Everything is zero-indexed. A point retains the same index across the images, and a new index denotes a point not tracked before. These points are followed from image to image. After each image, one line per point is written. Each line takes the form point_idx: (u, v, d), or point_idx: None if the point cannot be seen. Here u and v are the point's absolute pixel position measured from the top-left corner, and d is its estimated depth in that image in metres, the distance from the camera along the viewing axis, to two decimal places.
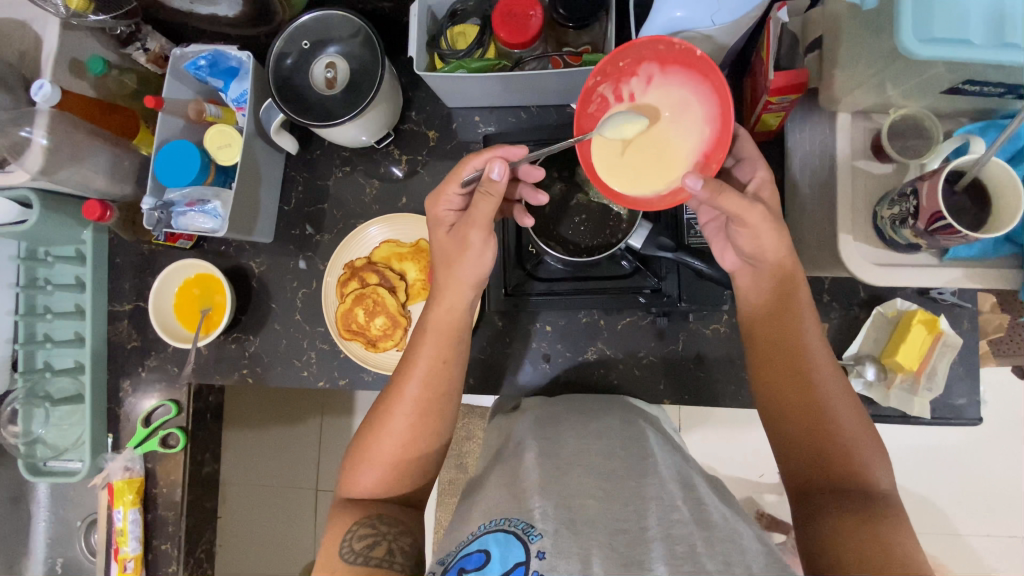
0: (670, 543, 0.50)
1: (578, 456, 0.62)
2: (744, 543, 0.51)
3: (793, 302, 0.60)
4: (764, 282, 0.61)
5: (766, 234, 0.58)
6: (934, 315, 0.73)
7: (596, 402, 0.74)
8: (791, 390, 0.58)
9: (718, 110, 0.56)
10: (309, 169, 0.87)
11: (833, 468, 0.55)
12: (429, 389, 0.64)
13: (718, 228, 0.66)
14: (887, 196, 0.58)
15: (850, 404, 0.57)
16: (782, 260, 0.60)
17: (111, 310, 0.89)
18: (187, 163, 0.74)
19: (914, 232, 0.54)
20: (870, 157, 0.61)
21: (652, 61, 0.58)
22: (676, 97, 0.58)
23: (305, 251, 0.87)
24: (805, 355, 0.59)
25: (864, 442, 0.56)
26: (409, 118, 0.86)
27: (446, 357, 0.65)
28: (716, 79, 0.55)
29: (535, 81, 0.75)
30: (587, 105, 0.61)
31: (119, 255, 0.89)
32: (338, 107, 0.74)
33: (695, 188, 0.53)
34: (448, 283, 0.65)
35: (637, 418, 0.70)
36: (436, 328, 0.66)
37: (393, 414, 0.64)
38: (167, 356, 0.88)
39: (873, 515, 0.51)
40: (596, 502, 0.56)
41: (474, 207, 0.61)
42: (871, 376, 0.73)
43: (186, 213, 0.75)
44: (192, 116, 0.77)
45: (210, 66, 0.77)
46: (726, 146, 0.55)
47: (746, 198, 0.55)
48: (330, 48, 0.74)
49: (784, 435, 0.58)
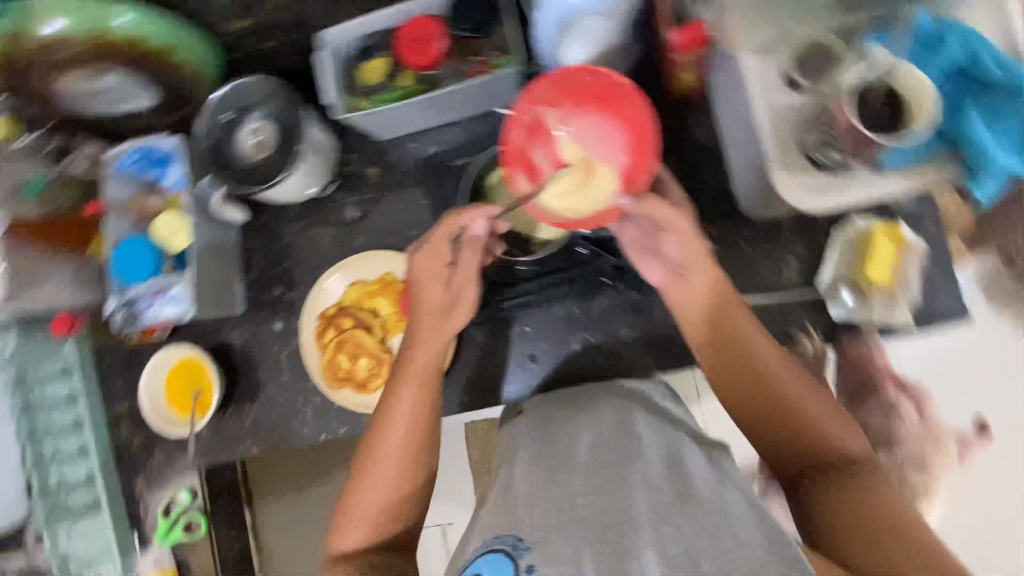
0: (658, 525, 0.48)
1: (569, 453, 0.58)
2: (732, 510, 0.48)
3: (724, 306, 0.60)
4: (698, 298, 0.60)
5: (692, 248, 0.59)
6: (895, 224, 0.72)
7: (587, 395, 0.69)
8: (755, 396, 0.57)
9: (634, 140, 0.59)
10: (264, 233, 0.89)
11: (814, 452, 0.55)
12: (415, 433, 0.64)
13: (640, 245, 0.63)
14: (809, 122, 0.59)
15: (808, 386, 0.57)
16: (709, 272, 0.59)
17: (110, 414, 0.91)
18: (140, 258, 0.76)
19: (841, 154, 0.57)
20: (784, 90, 0.60)
21: (575, 92, 0.60)
22: (591, 129, 0.60)
23: (279, 312, 0.88)
24: (751, 352, 0.58)
25: (834, 419, 0.56)
26: (347, 160, 0.87)
27: (430, 400, 0.65)
28: (634, 108, 0.58)
29: (455, 97, 0.77)
30: (512, 129, 0.60)
31: (106, 359, 0.91)
32: (273, 169, 0.77)
33: (626, 204, 0.58)
34: (433, 332, 0.66)
35: (626, 402, 0.65)
36: (416, 372, 0.65)
37: (381, 462, 0.63)
38: (171, 446, 0.89)
39: (861, 486, 0.50)
40: (585, 498, 0.52)
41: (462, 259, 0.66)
42: (849, 299, 0.73)
43: (153, 303, 0.77)
44: (138, 210, 0.79)
45: (144, 157, 0.79)
46: (648, 169, 0.58)
47: (672, 205, 0.58)
48: (247, 115, 0.77)
49: (757, 431, 0.58)
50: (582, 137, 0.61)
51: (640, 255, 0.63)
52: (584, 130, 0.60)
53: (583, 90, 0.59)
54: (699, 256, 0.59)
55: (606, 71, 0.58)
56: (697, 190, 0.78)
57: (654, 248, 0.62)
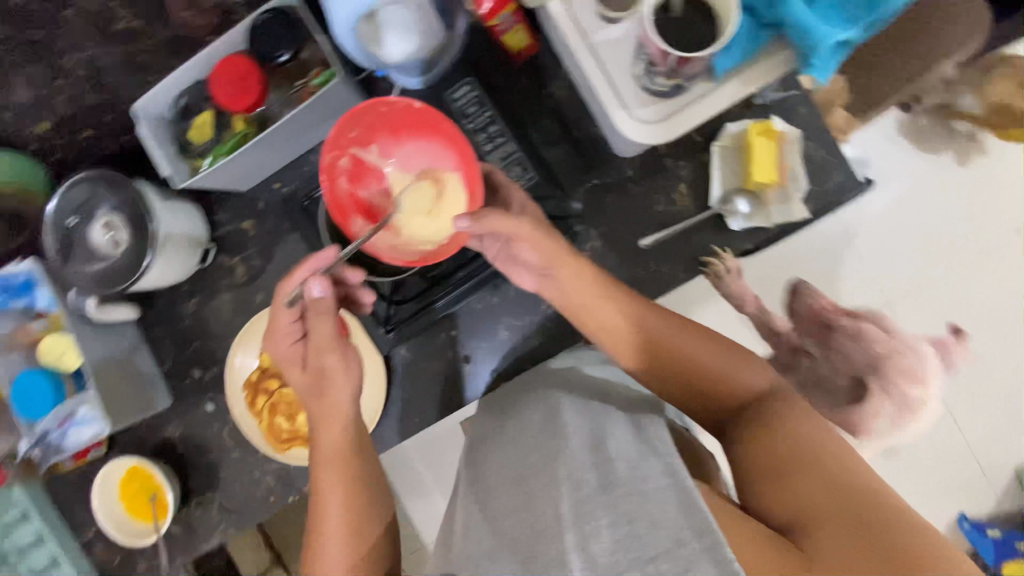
0: (580, 523, 0.43)
1: (501, 469, 0.53)
2: (650, 484, 0.44)
3: (607, 288, 0.59)
4: (579, 289, 0.58)
5: (545, 247, 0.57)
6: (766, 120, 0.71)
7: (521, 391, 0.63)
8: (657, 367, 0.58)
9: (455, 150, 0.62)
10: (165, 320, 0.85)
11: (724, 397, 0.57)
12: (350, 513, 0.61)
13: (505, 257, 0.62)
14: (635, 52, 0.56)
15: (702, 338, 0.59)
16: (572, 261, 0.58)
17: (81, 543, 0.89)
18: (38, 393, 0.73)
19: (666, 77, 0.53)
20: (603, 25, 0.58)
21: (384, 127, 0.64)
22: (416, 155, 0.65)
23: (207, 393, 0.85)
24: (644, 327, 0.58)
25: (734, 361, 0.57)
26: (220, 222, 0.83)
27: (354, 474, 0.63)
28: (442, 123, 0.62)
29: (294, 127, 0.73)
30: (335, 181, 0.62)
31: (58, 492, 0.89)
32: (136, 258, 0.73)
33: (466, 226, 0.54)
34: (321, 414, 0.62)
35: (560, 388, 0.59)
36: (329, 460, 0.62)
37: (325, 554, 0.60)
38: (151, 553, 0.88)
39: (774, 418, 0.52)
40: (513, 517, 0.47)
41: (315, 328, 0.61)
42: (746, 208, 0.71)
43: (65, 432, 0.74)
44: (26, 341, 0.77)
45: (6, 291, 0.75)
46: (475, 173, 0.61)
47: (510, 215, 0.55)
48: (97, 210, 0.73)
49: (672, 398, 0.59)
50: (410, 164, 0.65)
51: (508, 266, 0.62)
52: (409, 157, 0.65)
53: (388, 121, 0.63)
54: (560, 252, 0.57)
55: (400, 99, 0.62)
56: (569, 144, 0.75)
57: (511, 255, 0.61)
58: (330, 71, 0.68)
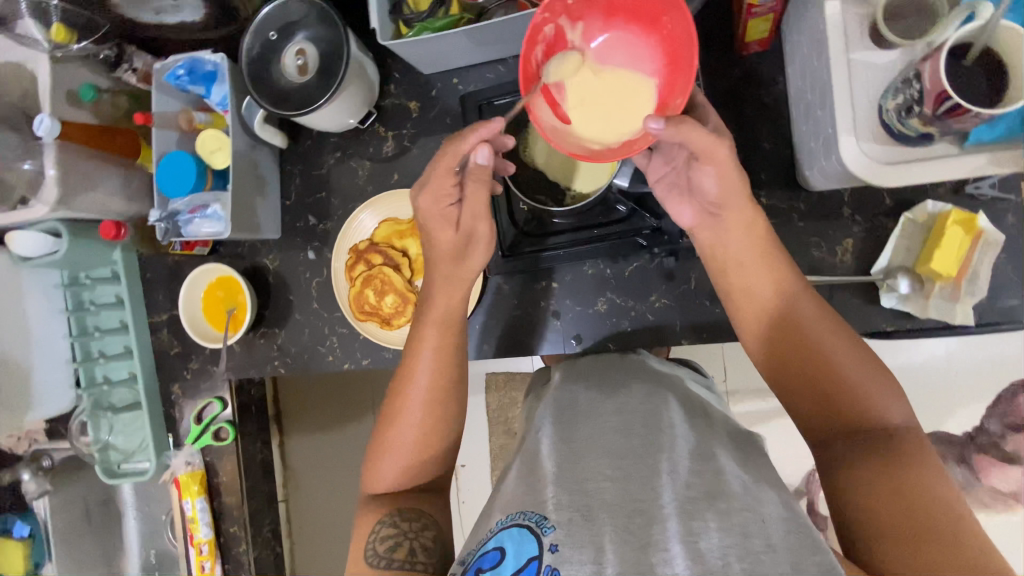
0: (686, 519, 0.47)
1: (594, 439, 0.57)
2: (765, 510, 0.48)
3: (770, 252, 0.59)
4: (742, 243, 0.59)
5: (722, 186, 0.57)
6: (970, 213, 0.66)
7: (620, 370, 0.69)
8: (787, 348, 0.56)
9: (665, 51, 0.58)
10: (303, 161, 0.89)
11: (848, 411, 0.52)
12: (440, 375, 0.67)
13: (669, 187, 0.64)
14: (891, 85, 0.53)
15: (851, 346, 0.54)
16: (745, 210, 0.59)
17: (151, 322, 0.95)
18: (183, 171, 0.76)
19: (923, 120, 0.50)
20: (870, 46, 0.55)
21: (603, 5, 0.59)
22: (621, 46, 0.60)
23: (312, 241, 0.89)
24: (791, 305, 0.57)
25: (875, 379, 0.53)
26: (389, 93, 0.85)
27: (453, 341, 0.68)
28: (665, 16, 0.57)
29: (504, 30, 0.72)
30: (535, 45, 0.58)
31: (149, 270, 0.95)
32: (314, 92, 0.75)
33: (658, 129, 0.52)
34: (451, 275, 0.68)
35: (660, 387, 0.65)
36: (437, 321, 0.68)
37: (408, 401, 0.66)
38: (206, 358, 0.93)
39: (895, 450, 0.48)
40: (613, 484, 0.52)
41: (472, 193, 0.66)
42: (905, 289, 0.66)
43: (192, 220, 0.79)
44: (184, 126, 0.81)
45: (189, 74, 0.78)
46: (681, 82, 0.56)
47: (711, 132, 0.54)
48: (297, 34, 0.75)
49: (787, 389, 0.56)
50: (611, 53, 0.60)
51: (672, 196, 0.63)
52: (614, 45, 0.60)
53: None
54: (735, 191, 0.58)
55: None
56: (752, 154, 0.73)
57: (685, 185, 0.63)
58: None
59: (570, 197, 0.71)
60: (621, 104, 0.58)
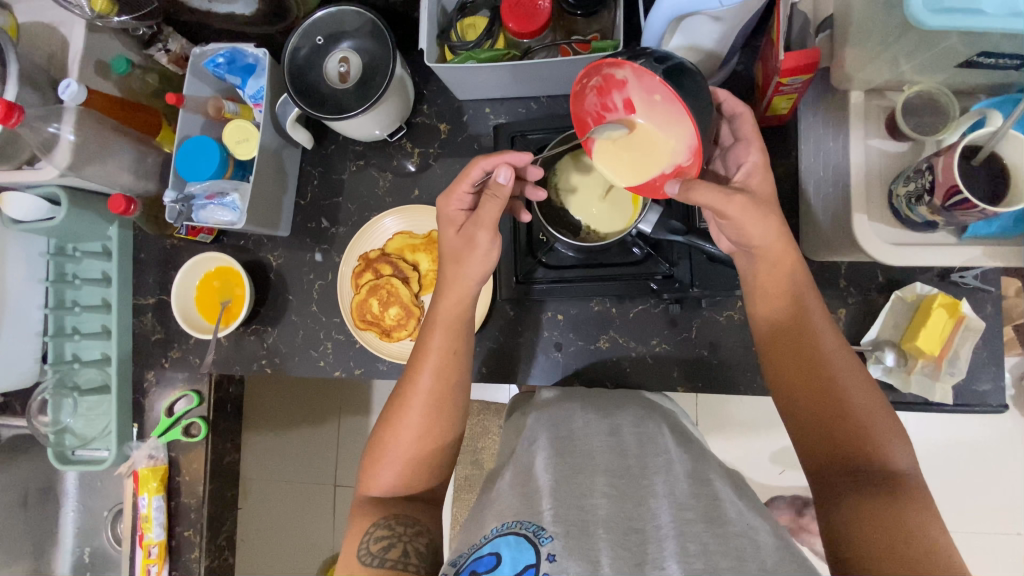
0: (683, 541, 0.49)
1: (590, 455, 0.60)
2: (760, 536, 0.49)
3: (803, 297, 0.61)
4: (774, 277, 0.61)
5: (752, 232, 0.59)
6: (955, 299, 0.71)
7: (611, 398, 0.71)
8: (803, 380, 0.58)
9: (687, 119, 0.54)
10: (324, 163, 0.89)
11: (853, 450, 0.54)
12: (441, 380, 0.65)
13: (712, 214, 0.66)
14: (903, 174, 0.59)
15: (865, 391, 0.57)
16: (779, 249, 0.60)
17: (135, 304, 0.91)
18: (207, 158, 0.76)
19: (930, 209, 0.54)
20: (884, 136, 0.63)
21: None
22: (661, 86, 0.56)
23: (321, 244, 0.88)
24: (812, 341, 0.59)
25: (885, 425, 0.55)
26: (421, 112, 0.88)
27: (457, 346, 0.67)
28: None
29: (546, 71, 0.76)
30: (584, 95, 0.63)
31: (143, 251, 0.92)
32: (350, 101, 0.76)
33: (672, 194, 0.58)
34: (455, 278, 0.67)
35: (654, 413, 0.68)
36: (444, 323, 0.67)
37: (409, 408, 0.64)
38: (189, 348, 0.90)
39: (898, 497, 0.50)
40: (607, 501, 0.54)
41: (482, 207, 0.64)
42: (891, 361, 0.71)
43: (206, 206, 0.77)
44: (211, 113, 0.80)
45: (229, 63, 0.78)
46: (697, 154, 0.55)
47: (722, 190, 0.57)
48: (343, 43, 0.77)
49: (798, 419, 0.58)
50: (655, 88, 0.57)
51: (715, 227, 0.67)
52: (656, 82, 0.56)
53: None
54: (760, 229, 0.59)
55: None
56: None
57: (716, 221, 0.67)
58: (609, 42, 0.70)
59: (586, 231, 0.73)
60: (664, 144, 0.60)
